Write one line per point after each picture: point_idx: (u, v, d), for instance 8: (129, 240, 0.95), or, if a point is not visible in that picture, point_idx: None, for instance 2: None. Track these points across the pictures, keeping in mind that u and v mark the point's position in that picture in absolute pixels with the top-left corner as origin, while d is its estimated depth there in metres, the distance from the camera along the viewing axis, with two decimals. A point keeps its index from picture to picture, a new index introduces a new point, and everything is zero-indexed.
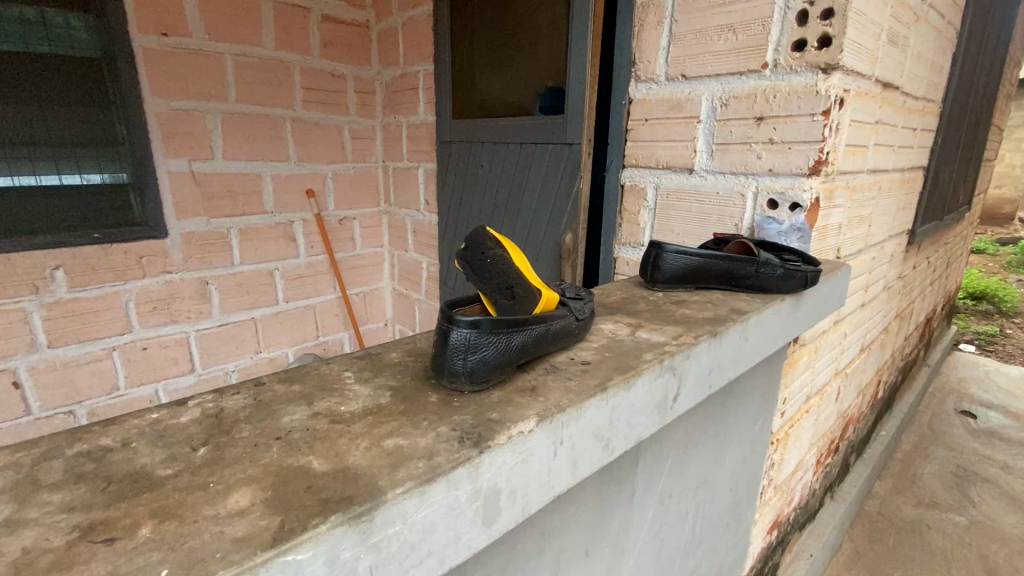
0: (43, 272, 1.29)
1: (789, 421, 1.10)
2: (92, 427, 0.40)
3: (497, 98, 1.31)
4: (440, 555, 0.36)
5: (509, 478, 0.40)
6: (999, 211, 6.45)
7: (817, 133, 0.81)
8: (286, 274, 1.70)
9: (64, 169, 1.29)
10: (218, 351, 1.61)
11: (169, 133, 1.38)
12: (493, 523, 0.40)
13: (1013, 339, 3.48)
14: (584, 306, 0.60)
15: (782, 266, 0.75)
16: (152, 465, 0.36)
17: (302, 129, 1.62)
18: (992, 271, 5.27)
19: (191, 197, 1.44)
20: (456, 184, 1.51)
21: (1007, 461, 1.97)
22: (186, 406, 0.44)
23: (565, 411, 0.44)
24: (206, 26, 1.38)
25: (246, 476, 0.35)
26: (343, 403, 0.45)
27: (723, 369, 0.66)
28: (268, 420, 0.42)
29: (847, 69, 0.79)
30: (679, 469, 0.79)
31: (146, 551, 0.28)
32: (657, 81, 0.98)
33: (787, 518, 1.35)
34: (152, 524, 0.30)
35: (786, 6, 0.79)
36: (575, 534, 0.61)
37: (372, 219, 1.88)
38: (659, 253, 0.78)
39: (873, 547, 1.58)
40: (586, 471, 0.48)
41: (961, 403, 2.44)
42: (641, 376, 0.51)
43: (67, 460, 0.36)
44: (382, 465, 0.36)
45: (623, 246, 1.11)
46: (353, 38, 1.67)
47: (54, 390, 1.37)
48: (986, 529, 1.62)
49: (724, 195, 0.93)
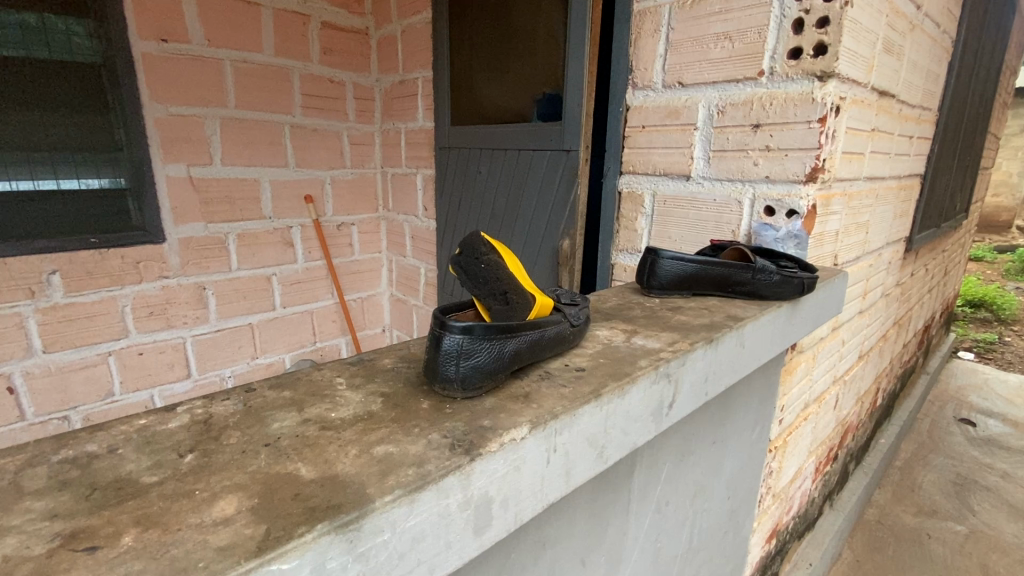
0: (40, 277, 1.28)
1: (788, 428, 1.09)
2: (79, 433, 0.40)
3: (496, 105, 1.32)
4: (430, 564, 0.36)
5: (500, 486, 0.40)
6: (996, 217, 6.49)
7: (814, 140, 0.81)
8: (284, 280, 1.70)
9: (62, 174, 1.28)
10: (215, 357, 1.60)
11: (168, 139, 1.38)
12: (484, 532, 0.39)
13: (1012, 346, 3.49)
14: (579, 313, 0.60)
15: (779, 272, 0.74)
16: (138, 472, 0.35)
17: (301, 135, 1.62)
18: (990, 278, 5.30)
19: (190, 203, 1.44)
20: (455, 189, 1.50)
21: (1006, 470, 1.96)
22: (175, 411, 0.43)
23: (558, 419, 0.44)
24: (206, 33, 1.39)
25: (233, 484, 0.34)
26: (334, 410, 0.44)
27: (719, 376, 0.65)
28: (257, 427, 0.41)
29: (843, 77, 0.80)
30: (676, 477, 0.79)
31: (128, 559, 0.28)
32: (653, 89, 0.99)
33: (786, 526, 1.34)
34: (135, 532, 0.30)
35: (783, 14, 0.80)
36: (570, 542, 0.60)
37: (370, 225, 1.88)
38: (656, 259, 0.78)
39: (873, 556, 1.57)
40: (580, 478, 0.48)
41: (960, 410, 2.43)
42: (636, 383, 0.51)
43: (52, 467, 0.36)
44: (372, 472, 0.35)
45: (622, 252, 1.10)
46: (352, 46, 1.68)
47: (48, 396, 1.36)
48: (986, 538, 1.61)
49: (722, 202, 0.93)
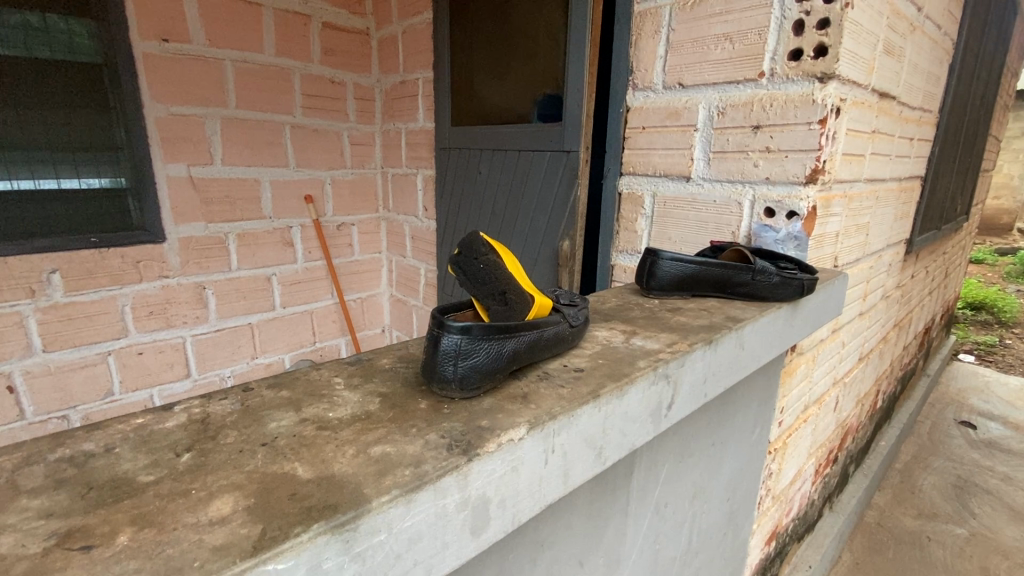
0: (40, 276, 1.28)
1: (788, 430, 1.09)
2: (76, 432, 0.40)
3: (496, 105, 1.32)
4: (427, 564, 0.35)
5: (498, 487, 0.40)
6: (997, 220, 6.49)
7: (814, 141, 0.81)
8: (283, 280, 1.70)
9: (62, 174, 1.28)
10: (215, 357, 1.60)
11: (168, 138, 1.38)
12: (481, 532, 0.39)
13: (1013, 349, 3.48)
14: (578, 314, 0.60)
15: (778, 273, 0.74)
16: (134, 471, 0.35)
17: (302, 135, 1.63)
18: (991, 280, 5.30)
19: (190, 203, 1.44)
20: (455, 190, 1.50)
21: (1007, 473, 1.96)
22: (173, 410, 0.43)
23: (556, 419, 0.43)
24: (207, 33, 1.39)
25: (229, 483, 0.34)
26: (332, 409, 0.44)
27: (718, 378, 0.65)
28: (254, 426, 0.41)
29: (843, 78, 0.80)
30: (675, 479, 0.79)
31: (122, 559, 0.28)
32: (653, 89, 0.98)
33: (785, 528, 1.34)
34: (131, 531, 0.30)
35: (783, 15, 0.80)
36: (568, 543, 0.60)
37: (370, 225, 1.88)
38: (655, 261, 0.78)
39: (873, 558, 1.57)
40: (579, 479, 0.48)
41: (960, 413, 2.43)
42: (635, 384, 0.51)
43: (48, 465, 0.36)
44: (369, 472, 0.35)
45: (622, 253, 1.10)
46: (353, 46, 1.68)
47: (48, 395, 1.36)
48: (986, 541, 1.61)
49: (722, 203, 0.93)
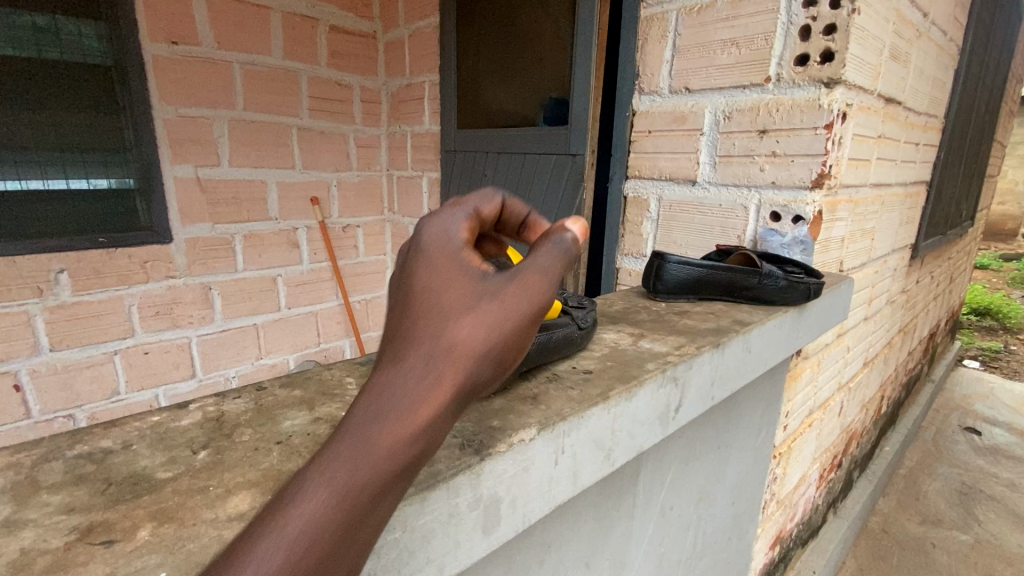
0: (48, 275, 1.29)
1: (792, 435, 1.09)
2: (93, 429, 0.41)
3: (503, 109, 1.33)
4: (439, 562, 0.36)
5: (509, 486, 0.40)
6: (1002, 226, 6.46)
7: (819, 146, 0.82)
8: (288, 281, 1.70)
9: (71, 173, 1.29)
10: (220, 357, 1.61)
11: (176, 139, 1.39)
12: (492, 532, 0.40)
13: (1018, 355, 3.47)
14: (587, 316, 0.60)
15: (785, 278, 0.74)
16: (152, 467, 0.36)
17: (309, 137, 1.64)
18: (996, 286, 5.27)
19: (197, 204, 1.45)
20: (460, 192, 1.51)
21: (1012, 479, 1.95)
22: (187, 409, 0.44)
23: (566, 420, 0.44)
24: (216, 36, 1.40)
25: (246, 480, 0.35)
26: (345, 409, 0.45)
27: (725, 381, 0.65)
28: (268, 425, 0.42)
29: (849, 83, 0.81)
30: (681, 482, 0.79)
31: (144, 553, 0.28)
32: (660, 93, 0.98)
33: (789, 533, 1.33)
34: (151, 526, 0.30)
35: (789, 21, 0.81)
36: (574, 545, 0.60)
37: (375, 227, 1.89)
38: (662, 264, 0.78)
39: (877, 565, 1.56)
40: (587, 481, 0.48)
41: (965, 419, 2.42)
42: (643, 386, 0.51)
43: (67, 461, 0.36)
44: None
45: (627, 257, 1.10)
46: (361, 48, 1.69)
47: (54, 394, 1.37)
48: (990, 548, 1.60)
49: (728, 207, 0.93)
